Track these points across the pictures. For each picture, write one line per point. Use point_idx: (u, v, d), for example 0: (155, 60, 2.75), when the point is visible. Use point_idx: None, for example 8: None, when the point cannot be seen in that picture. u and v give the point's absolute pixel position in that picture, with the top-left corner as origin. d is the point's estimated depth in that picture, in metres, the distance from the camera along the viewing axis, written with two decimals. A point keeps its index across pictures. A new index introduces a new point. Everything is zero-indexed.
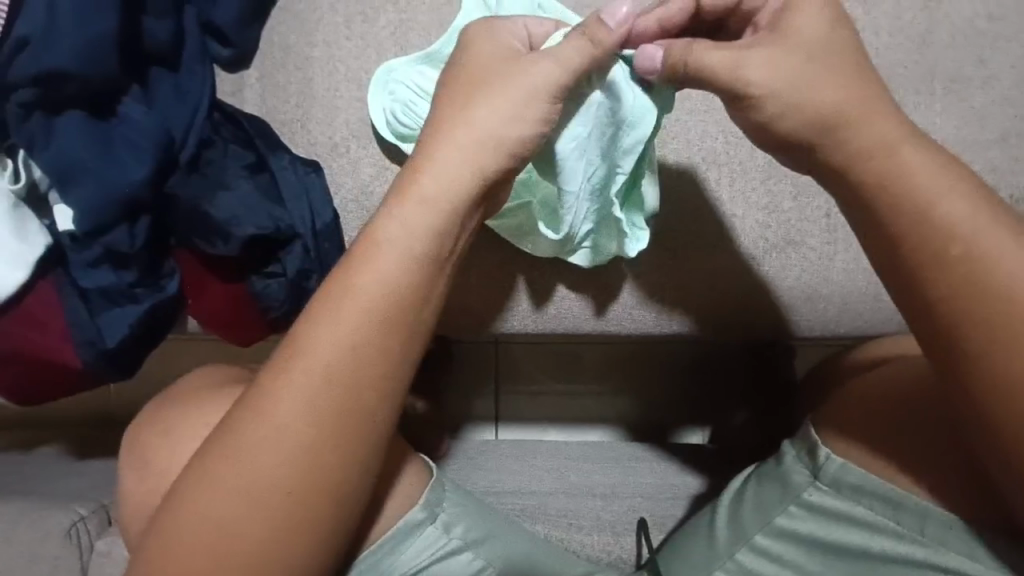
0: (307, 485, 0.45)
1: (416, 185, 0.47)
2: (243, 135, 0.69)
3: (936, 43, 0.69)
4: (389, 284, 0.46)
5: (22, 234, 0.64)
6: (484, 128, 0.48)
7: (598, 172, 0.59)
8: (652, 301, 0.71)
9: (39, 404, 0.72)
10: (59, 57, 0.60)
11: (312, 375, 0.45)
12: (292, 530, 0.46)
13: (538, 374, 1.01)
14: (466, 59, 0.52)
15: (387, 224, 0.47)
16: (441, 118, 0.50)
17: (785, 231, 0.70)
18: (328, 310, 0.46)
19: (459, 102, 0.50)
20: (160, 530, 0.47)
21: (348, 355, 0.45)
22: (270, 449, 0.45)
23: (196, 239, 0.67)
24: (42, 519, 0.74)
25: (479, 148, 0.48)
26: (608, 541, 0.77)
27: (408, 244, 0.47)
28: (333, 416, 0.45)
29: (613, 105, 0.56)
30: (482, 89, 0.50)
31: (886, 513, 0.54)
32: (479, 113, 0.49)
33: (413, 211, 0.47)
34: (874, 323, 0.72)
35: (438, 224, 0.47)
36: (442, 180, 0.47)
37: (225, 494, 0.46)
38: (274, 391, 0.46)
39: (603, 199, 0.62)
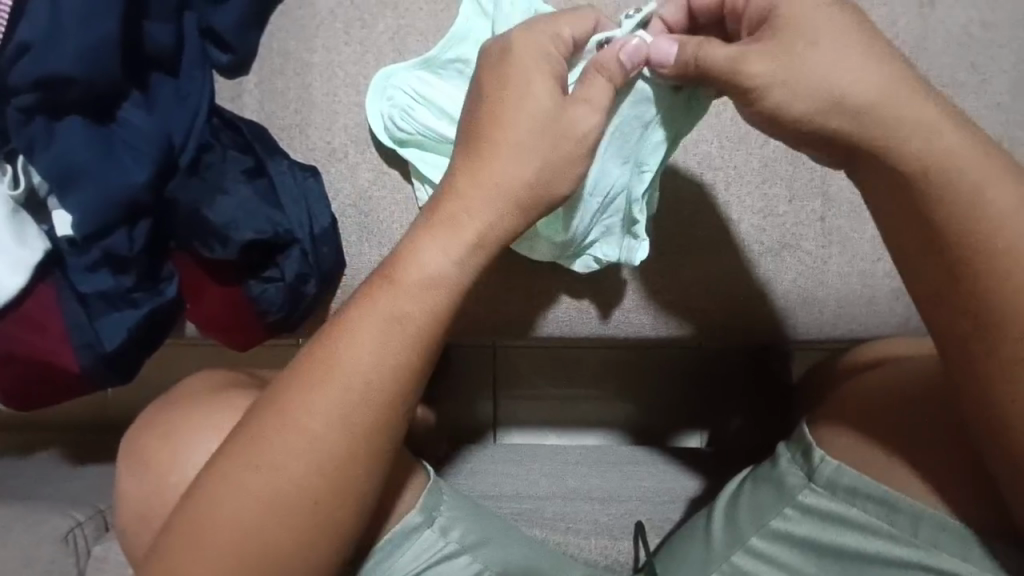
0: (331, 496, 0.46)
1: (458, 212, 0.49)
2: (242, 140, 0.70)
3: (929, 50, 0.69)
4: (427, 308, 0.48)
5: (22, 239, 0.64)
6: (523, 163, 0.49)
7: (616, 177, 0.61)
8: (649, 306, 0.72)
9: (37, 409, 0.72)
10: (61, 62, 0.60)
11: (348, 390, 0.46)
12: (312, 538, 0.47)
13: (537, 378, 1.01)
14: (505, 73, 0.50)
15: (425, 248, 0.48)
16: (477, 143, 0.50)
17: (781, 235, 0.71)
18: (366, 330, 0.47)
19: (495, 127, 0.50)
20: (173, 540, 0.47)
21: (385, 374, 0.47)
22: (300, 461, 0.46)
23: (196, 242, 0.68)
24: (39, 524, 0.74)
25: (514, 180, 0.49)
26: (604, 543, 0.76)
27: (445, 270, 0.48)
28: (363, 430, 0.47)
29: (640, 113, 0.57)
30: (519, 118, 0.50)
31: (880, 515, 0.54)
32: (517, 147, 0.49)
33: (452, 238, 0.48)
34: (869, 327, 0.72)
35: (474, 253, 0.49)
36: (480, 210, 0.49)
37: (249, 503, 0.46)
38: (306, 404, 0.46)
39: (616, 206, 0.64)
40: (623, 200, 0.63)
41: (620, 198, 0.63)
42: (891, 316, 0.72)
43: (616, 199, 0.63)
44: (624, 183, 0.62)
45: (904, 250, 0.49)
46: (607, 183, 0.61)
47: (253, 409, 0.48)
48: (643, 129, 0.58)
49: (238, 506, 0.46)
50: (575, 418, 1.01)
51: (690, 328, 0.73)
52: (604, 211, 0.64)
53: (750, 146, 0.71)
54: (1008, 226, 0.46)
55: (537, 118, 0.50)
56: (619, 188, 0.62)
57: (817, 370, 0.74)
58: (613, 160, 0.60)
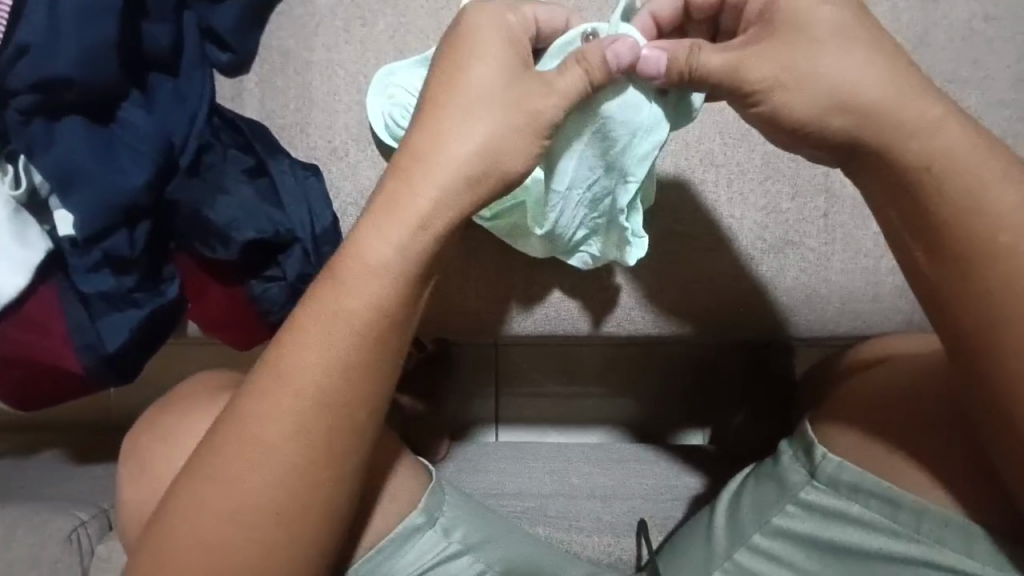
0: (297, 506, 0.46)
1: (405, 204, 0.46)
2: (243, 140, 0.70)
3: (931, 45, 0.69)
4: (373, 301, 0.45)
5: (23, 239, 0.64)
6: (470, 140, 0.46)
7: (601, 181, 0.59)
8: (650, 303, 0.72)
9: (41, 409, 0.73)
10: (61, 64, 0.60)
11: (301, 398, 0.45)
12: (282, 548, 0.46)
13: (538, 376, 1.01)
14: (450, 55, 0.48)
15: (368, 239, 0.46)
16: (423, 126, 0.47)
17: (784, 232, 0.71)
18: (311, 329, 0.46)
19: (440, 109, 0.47)
20: (153, 543, 0.47)
21: (334, 375, 0.45)
22: (259, 471, 0.45)
23: (197, 242, 0.68)
24: (43, 524, 0.75)
25: (465, 159, 0.46)
26: (607, 541, 0.76)
27: (391, 260, 0.45)
28: (324, 435, 0.46)
29: (630, 117, 0.54)
30: (464, 100, 0.46)
31: (883, 511, 0.54)
32: (464, 127, 0.46)
33: (395, 225, 0.45)
34: (872, 324, 0.72)
35: (419, 239, 0.46)
36: (428, 192, 0.45)
37: (215, 516, 0.46)
38: (260, 414, 0.46)
39: (602, 208, 0.62)
40: (610, 205, 0.61)
41: (607, 201, 0.61)
42: (895, 312, 0.72)
43: (603, 202, 0.61)
44: (610, 187, 0.60)
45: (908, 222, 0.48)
46: (593, 185, 0.59)
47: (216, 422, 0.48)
48: (631, 137, 0.55)
49: (206, 519, 0.46)
50: (576, 415, 1.01)
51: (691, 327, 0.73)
52: (593, 212, 0.62)
53: (752, 143, 0.71)
54: (1008, 227, 0.46)
55: (487, 101, 0.46)
56: (605, 191, 0.60)
57: (818, 368, 0.74)
58: (596, 163, 0.57)
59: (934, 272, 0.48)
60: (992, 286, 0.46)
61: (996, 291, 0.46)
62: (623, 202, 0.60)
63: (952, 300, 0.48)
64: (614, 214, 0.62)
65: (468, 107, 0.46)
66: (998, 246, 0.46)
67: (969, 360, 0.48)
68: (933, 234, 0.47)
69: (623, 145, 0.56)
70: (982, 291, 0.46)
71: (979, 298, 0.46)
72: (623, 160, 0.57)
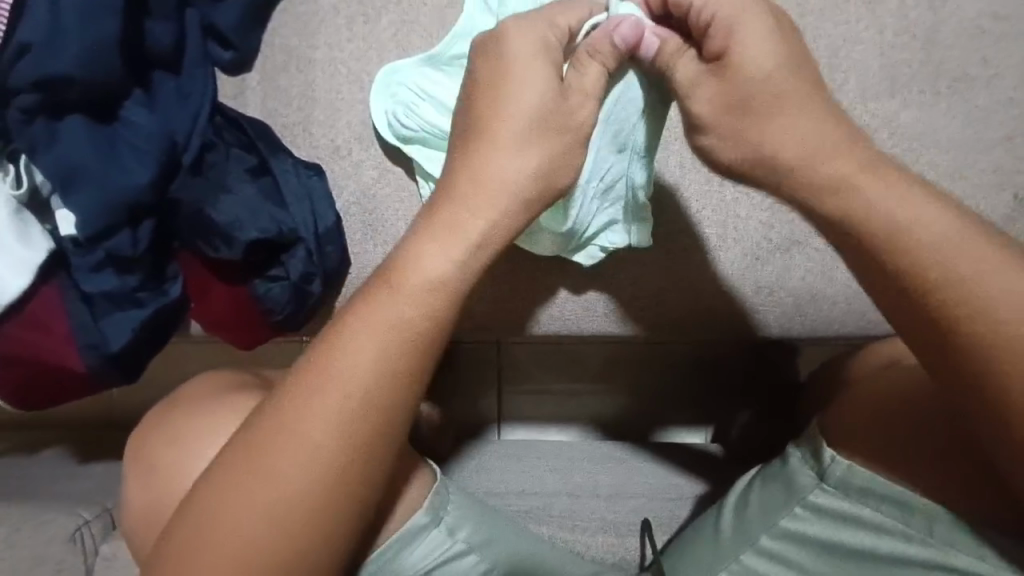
0: (329, 504, 0.45)
1: (463, 219, 0.48)
2: (245, 139, 0.69)
3: (938, 43, 0.69)
4: (426, 313, 0.47)
5: (26, 239, 0.64)
6: (523, 164, 0.50)
7: (615, 167, 0.61)
8: (659, 300, 0.71)
9: (47, 409, 0.73)
10: (62, 62, 0.60)
11: (349, 397, 0.45)
12: (310, 547, 0.46)
13: (542, 375, 1.00)
14: (492, 63, 0.51)
15: (424, 253, 0.47)
16: (473, 143, 0.50)
17: (790, 231, 0.70)
18: (360, 337, 0.46)
19: (492, 128, 0.50)
20: (167, 546, 0.47)
21: (379, 381, 0.46)
22: (299, 469, 0.45)
23: (200, 242, 0.67)
24: (47, 523, 0.75)
25: (518, 181, 0.50)
26: (613, 541, 0.77)
27: (446, 276, 0.47)
28: (355, 443, 0.45)
29: (635, 99, 0.57)
30: (511, 117, 0.50)
31: (895, 515, 0.54)
32: (517, 148, 0.50)
33: (453, 243, 0.48)
34: (879, 324, 0.72)
35: (470, 255, 0.48)
36: (483, 216, 0.49)
37: (248, 513, 0.45)
38: (305, 412, 0.45)
39: (617, 192, 0.63)
40: (623, 187, 0.63)
41: (620, 184, 0.63)
42: None
43: (616, 186, 0.63)
44: (623, 170, 0.62)
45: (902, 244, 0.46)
46: (609, 172, 0.61)
47: (244, 424, 0.48)
48: (643, 110, 0.58)
49: (237, 516, 0.45)
50: (577, 414, 1.00)
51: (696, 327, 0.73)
52: (605, 199, 0.63)
53: None
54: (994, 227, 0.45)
55: (531, 115, 0.50)
56: (619, 175, 0.62)
57: (825, 368, 0.74)
58: (611, 147, 0.59)
59: (918, 279, 0.46)
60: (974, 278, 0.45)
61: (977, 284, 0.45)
62: (638, 180, 0.62)
63: (950, 311, 0.45)
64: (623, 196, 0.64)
65: (517, 125, 0.50)
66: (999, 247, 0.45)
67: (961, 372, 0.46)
68: (934, 243, 0.46)
69: (631, 129, 0.59)
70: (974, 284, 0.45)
71: (968, 310, 0.45)
72: (635, 138, 0.60)
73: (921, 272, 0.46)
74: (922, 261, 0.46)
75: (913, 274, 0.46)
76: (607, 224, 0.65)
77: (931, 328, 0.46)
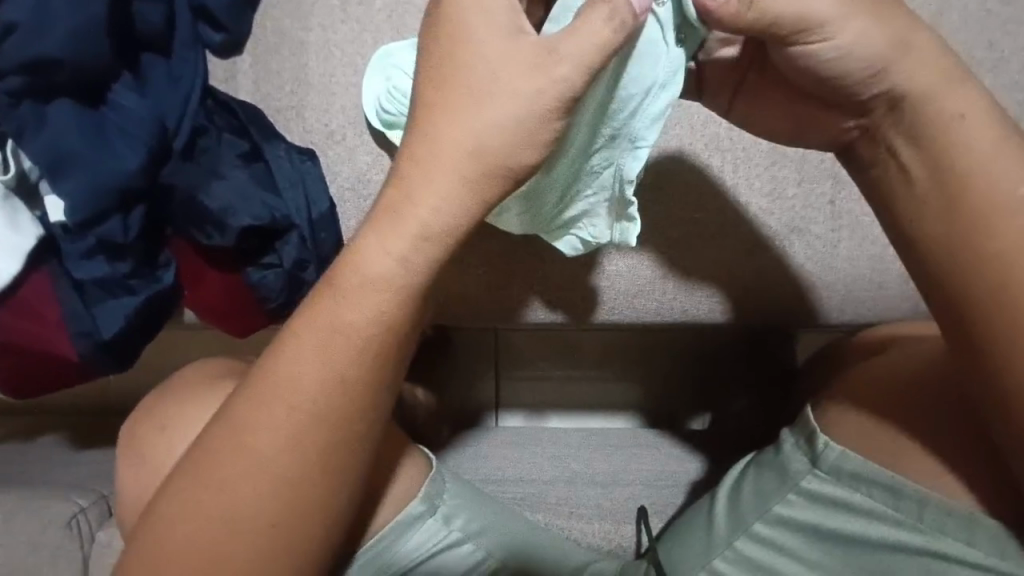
0: (296, 515, 0.44)
1: (406, 209, 0.41)
2: (237, 123, 0.68)
3: (946, 27, 0.67)
4: (370, 314, 0.42)
5: (14, 223, 0.63)
6: (477, 134, 0.41)
7: (603, 151, 0.54)
8: (653, 290, 0.71)
9: (39, 396, 0.72)
10: (49, 44, 0.59)
11: (295, 409, 0.42)
12: (281, 555, 0.44)
13: (539, 362, 0.99)
14: (447, 31, 0.43)
15: (368, 249, 0.42)
16: (420, 118, 0.42)
17: (789, 218, 0.70)
18: (305, 340, 0.42)
19: (441, 100, 0.42)
20: (150, 548, 0.44)
21: (326, 387, 0.42)
22: (253, 479, 0.43)
23: (191, 228, 0.67)
24: (43, 511, 0.75)
25: (468, 159, 0.41)
26: (608, 529, 0.76)
27: (393, 273, 0.41)
28: (320, 449, 0.43)
29: (642, 70, 0.50)
30: (466, 85, 0.42)
31: (886, 501, 0.54)
32: (468, 118, 0.41)
33: (398, 237, 0.41)
34: (880, 311, 0.71)
35: (419, 250, 0.41)
36: (431, 202, 0.41)
37: (208, 523, 0.44)
38: (253, 423, 0.43)
39: (601, 182, 0.56)
40: (612, 177, 0.55)
41: (609, 172, 0.55)
42: (902, 299, 0.70)
43: (603, 174, 0.55)
44: (613, 157, 0.54)
45: (912, 207, 0.48)
46: (599, 158, 0.54)
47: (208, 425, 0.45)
48: (644, 94, 0.51)
49: (201, 522, 0.44)
50: (572, 402, 1.02)
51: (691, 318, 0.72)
52: (591, 185, 0.56)
53: None
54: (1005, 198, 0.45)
55: (494, 83, 0.41)
56: (607, 162, 0.54)
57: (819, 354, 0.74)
58: (604, 131, 0.52)
59: (937, 254, 0.47)
60: (994, 250, 0.45)
61: (999, 255, 0.45)
62: (631, 172, 0.54)
63: (964, 279, 0.46)
64: (611, 186, 0.56)
65: (473, 93, 0.41)
66: (996, 225, 0.45)
67: (969, 341, 0.47)
68: (949, 223, 0.46)
69: (632, 105, 0.51)
70: (985, 256, 0.45)
71: (986, 285, 0.45)
72: (631, 124, 0.52)
73: (934, 251, 0.47)
74: (941, 237, 0.47)
75: (937, 254, 0.47)
76: (584, 216, 0.59)
77: (949, 305, 0.47)
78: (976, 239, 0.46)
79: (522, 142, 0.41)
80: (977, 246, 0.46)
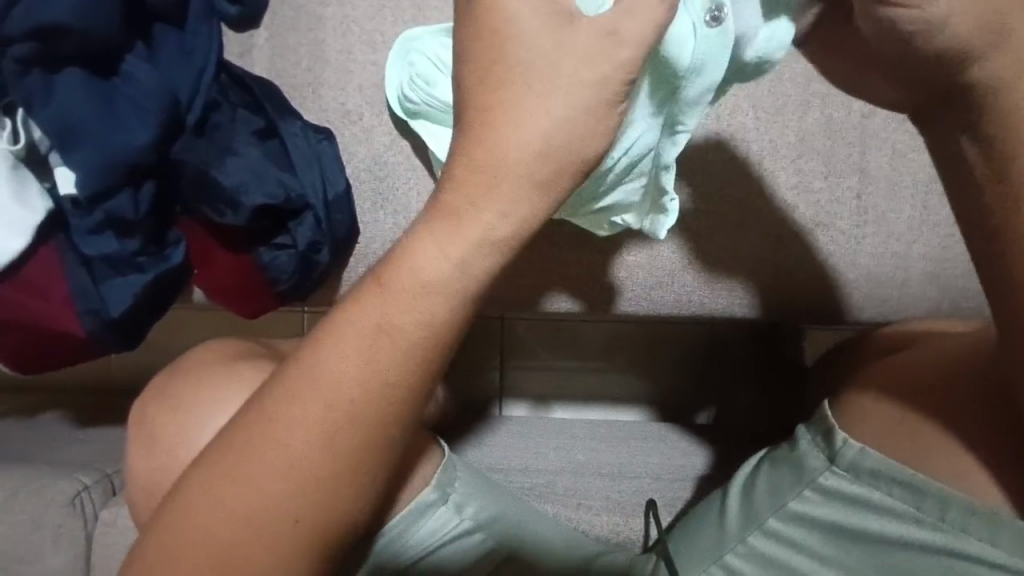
0: (321, 511, 0.42)
1: (462, 209, 0.40)
2: (251, 99, 0.66)
3: None
4: (423, 315, 0.40)
5: (22, 197, 0.61)
6: (539, 130, 0.39)
7: (646, 139, 0.53)
8: (670, 281, 0.70)
9: (43, 373, 0.71)
10: (60, 11, 0.57)
11: (336, 404, 0.41)
12: (297, 551, 0.43)
13: (540, 350, 0.99)
14: (484, 20, 0.40)
15: (423, 247, 0.40)
16: (468, 114, 0.40)
17: (814, 212, 0.68)
18: (353, 340, 0.41)
19: (496, 88, 0.40)
20: (162, 533, 0.44)
21: (372, 388, 0.41)
22: (281, 473, 0.42)
23: (204, 207, 0.65)
24: (45, 488, 0.73)
25: (530, 155, 0.39)
26: (616, 521, 0.74)
27: (447, 272, 0.40)
28: (342, 437, 0.41)
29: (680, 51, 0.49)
30: (515, 78, 0.40)
31: (906, 499, 0.52)
32: (524, 114, 0.39)
33: (456, 238, 0.40)
34: (900, 309, 0.70)
35: (481, 247, 0.40)
36: (498, 206, 0.39)
37: (228, 519, 0.42)
38: (284, 416, 0.42)
39: (640, 170, 0.56)
40: (650, 165, 0.56)
41: (649, 159, 0.55)
42: (923, 298, 0.69)
43: (642, 162, 0.55)
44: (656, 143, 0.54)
45: None
46: (632, 146, 0.53)
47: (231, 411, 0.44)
48: (685, 76, 0.50)
49: (216, 512, 0.42)
50: (577, 391, 1.00)
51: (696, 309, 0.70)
52: (629, 175, 0.55)
53: (785, 118, 0.68)
54: None
55: (548, 69, 0.39)
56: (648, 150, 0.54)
57: (838, 351, 0.73)
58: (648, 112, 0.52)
59: None
60: None
61: None
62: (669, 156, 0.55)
63: None
64: (655, 176, 0.57)
65: (529, 85, 0.39)
66: None
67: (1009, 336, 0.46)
68: None
69: (672, 87, 0.51)
70: None
71: None
72: (672, 108, 0.53)
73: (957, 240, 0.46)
74: None
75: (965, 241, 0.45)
76: (623, 206, 0.59)
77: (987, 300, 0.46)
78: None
79: (582, 129, 0.39)
80: (998, 262, 0.42)
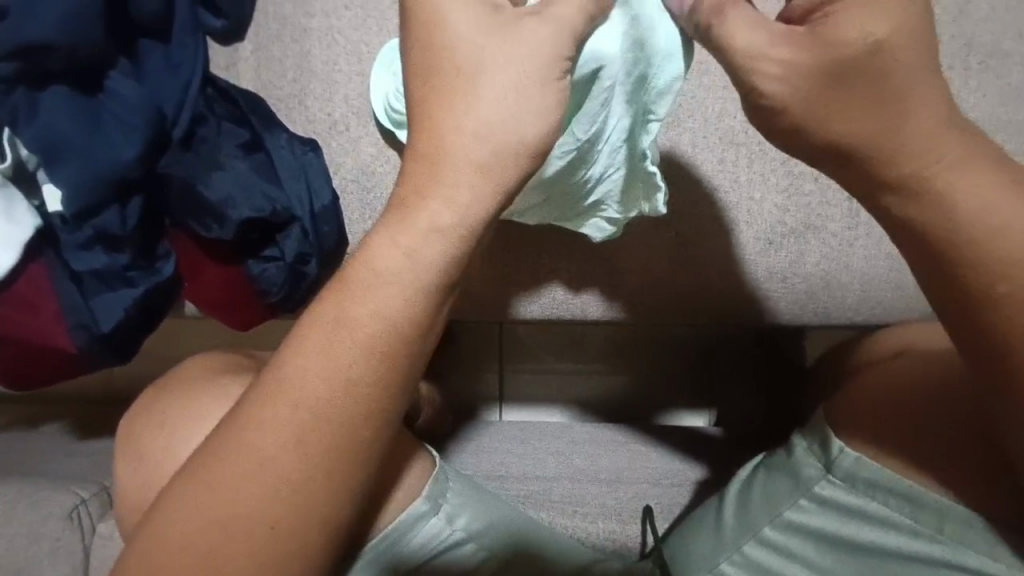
0: (300, 529, 0.42)
1: (419, 209, 0.39)
2: (238, 112, 0.67)
3: (973, 18, 0.66)
4: (390, 323, 0.40)
5: (10, 214, 0.61)
6: (504, 134, 0.38)
7: (624, 121, 0.55)
8: (658, 286, 0.69)
9: (36, 387, 0.71)
10: (42, 29, 0.57)
11: (313, 418, 0.41)
12: (279, 569, 0.43)
13: (539, 354, 0.99)
14: (442, 29, 0.39)
15: (387, 255, 0.40)
16: (424, 120, 0.39)
17: (805, 216, 0.68)
18: (324, 350, 0.41)
19: (459, 87, 0.39)
20: (142, 552, 0.43)
21: (345, 398, 0.41)
22: (263, 490, 0.42)
23: (190, 221, 0.65)
24: (43, 501, 0.74)
25: (499, 160, 0.38)
26: (613, 528, 0.74)
27: (417, 279, 0.40)
28: (324, 453, 0.41)
29: (644, 36, 0.50)
30: (477, 87, 0.39)
31: (902, 510, 0.52)
32: (491, 115, 0.38)
33: (421, 246, 0.39)
34: (895, 311, 0.69)
35: (452, 254, 0.39)
36: (465, 213, 0.39)
37: (210, 536, 0.42)
38: (258, 428, 0.41)
39: (620, 159, 0.57)
40: (632, 154, 0.57)
41: (626, 146, 0.57)
42: (919, 299, 0.68)
43: (621, 149, 0.57)
44: (632, 131, 0.56)
45: None
46: (611, 134, 0.55)
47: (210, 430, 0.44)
48: (649, 65, 0.51)
49: (197, 529, 0.42)
50: (575, 395, 1.00)
51: (686, 313, 0.70)
52: (609, 162, 0.57)
53: None
54: None
55: (519, 74, 0.38)
56: (622, 138, 0.56)
57: (833, 352, 0.72)
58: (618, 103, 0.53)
59: None
60: None
61: None
62: (642, 142, 0.56)
63: None
64: (643, 157, 0.57)
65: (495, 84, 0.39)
66: None
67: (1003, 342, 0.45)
68: None
69: (639, 77, 0.52)
70: None
71: None
72: (642, 98, 0.54)
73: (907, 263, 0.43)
74: None
75: (930, 270, 0.42)
76: (607, 198, 0.60)
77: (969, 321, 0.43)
78: (991, 240, 0.40)
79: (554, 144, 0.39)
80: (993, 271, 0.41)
